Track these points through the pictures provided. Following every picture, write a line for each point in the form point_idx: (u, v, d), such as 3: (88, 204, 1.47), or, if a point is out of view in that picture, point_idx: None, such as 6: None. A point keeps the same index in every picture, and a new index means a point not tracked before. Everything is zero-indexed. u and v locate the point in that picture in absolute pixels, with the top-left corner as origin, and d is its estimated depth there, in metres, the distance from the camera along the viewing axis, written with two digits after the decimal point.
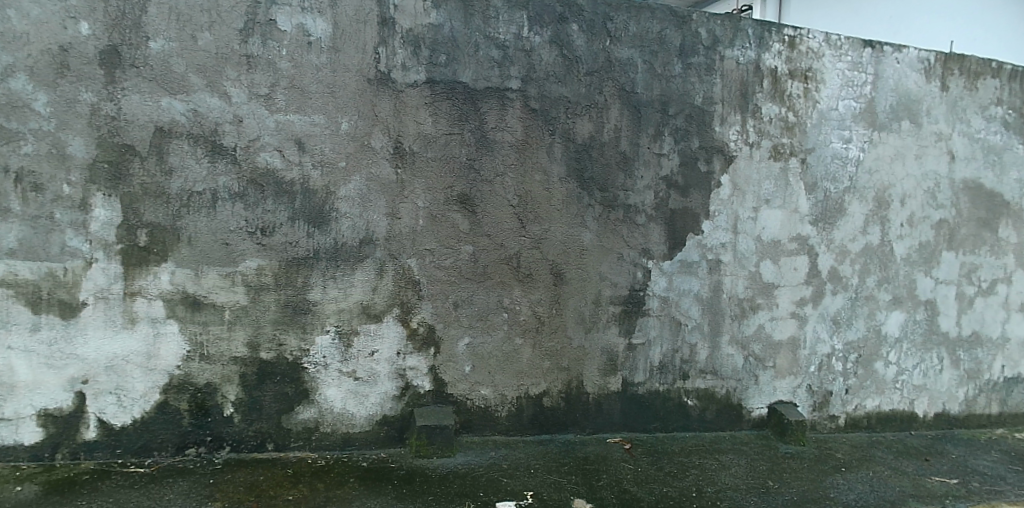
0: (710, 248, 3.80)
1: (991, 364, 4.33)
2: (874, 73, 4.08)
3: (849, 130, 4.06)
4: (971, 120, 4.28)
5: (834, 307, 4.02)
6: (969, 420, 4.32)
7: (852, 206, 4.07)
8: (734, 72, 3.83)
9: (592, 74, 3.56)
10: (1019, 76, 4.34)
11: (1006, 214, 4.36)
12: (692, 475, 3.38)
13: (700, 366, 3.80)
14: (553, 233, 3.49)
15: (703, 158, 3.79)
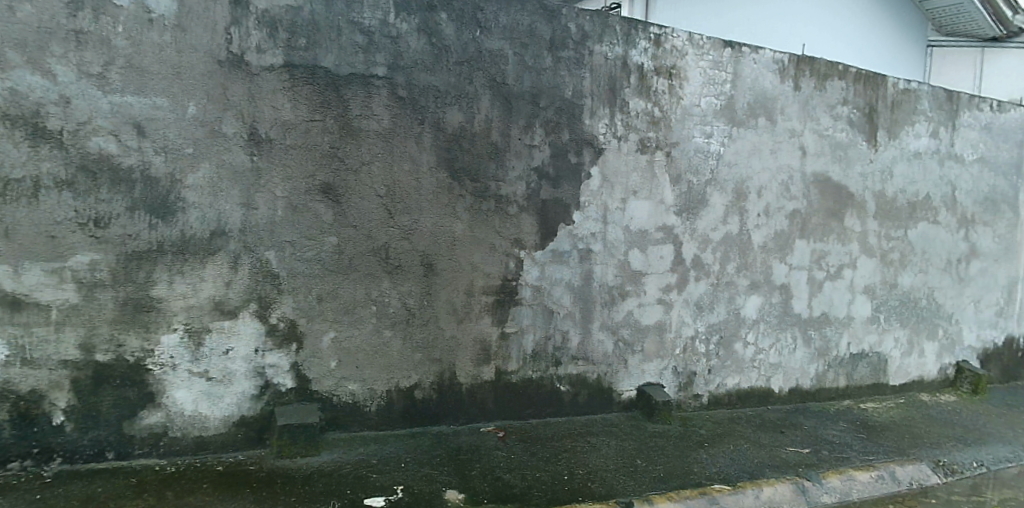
0: (580, 238, 3.88)
1: (839, 342, 4.67)
2: (733, 72, 4.30)
3: (711, 125, 4.26)
4: (820, 118, 4.59)
5: (698, 292, 4.21)
6: (820, 395, 4.65)
7: (713, 197, 4.27)
8: (603, 67, 3.92)
9: (462, 63, 3.53)
10: (862, 78, 4.70)
11: (850, 205, 4.71)
12: (564, 460, 3.46)
13: (573, 353, 3.87)
14: (423, 224, 3.44)
15: (573, 150, 3.86)
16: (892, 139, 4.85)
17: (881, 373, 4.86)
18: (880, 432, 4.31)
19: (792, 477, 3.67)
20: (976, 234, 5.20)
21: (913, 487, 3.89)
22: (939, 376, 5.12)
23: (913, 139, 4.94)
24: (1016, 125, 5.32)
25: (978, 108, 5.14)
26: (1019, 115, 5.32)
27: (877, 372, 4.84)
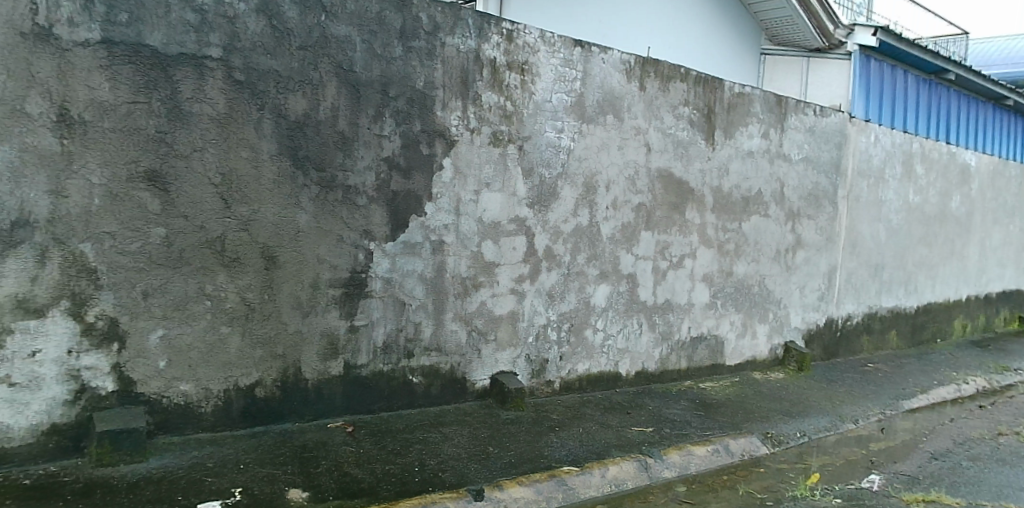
0: (432, 229, 3.89)
1: (681, 327, 4.97)
2: (582, 70, 4.46)
3: (561, 121, 4.39)
4: (664, 117, 4.87)
5: (549, 282, 4.34)
6: (664, 376, 4.93)
7: (563, 191, 4.42)
8: (455, 59, 3.93)
9: (306, 49, 3.42)
10: (701, 81, 5.02)
11: (691, 199, 5.03)
12: (415, 451, 3.47)
13: (425, 344, 3.88)
14: (264, 215, 3.32)
15: (424, 141, 3.84)
16: (728, 138, 5.22)
17: (719, 354, 5.22)
18: (717, 409, 4.63)
19: (635, 455, 3.90)
20: (802, 226, 5.68)
21: (744, 458, 4.22)
22: (770, 356, 5.57)
23: (746, 139, 5.33)
24: (834, 128, 5.86)
25: (802, 113, 5.63)
26: (837, 120, 5.87)
27: (715, 354, 5.20)
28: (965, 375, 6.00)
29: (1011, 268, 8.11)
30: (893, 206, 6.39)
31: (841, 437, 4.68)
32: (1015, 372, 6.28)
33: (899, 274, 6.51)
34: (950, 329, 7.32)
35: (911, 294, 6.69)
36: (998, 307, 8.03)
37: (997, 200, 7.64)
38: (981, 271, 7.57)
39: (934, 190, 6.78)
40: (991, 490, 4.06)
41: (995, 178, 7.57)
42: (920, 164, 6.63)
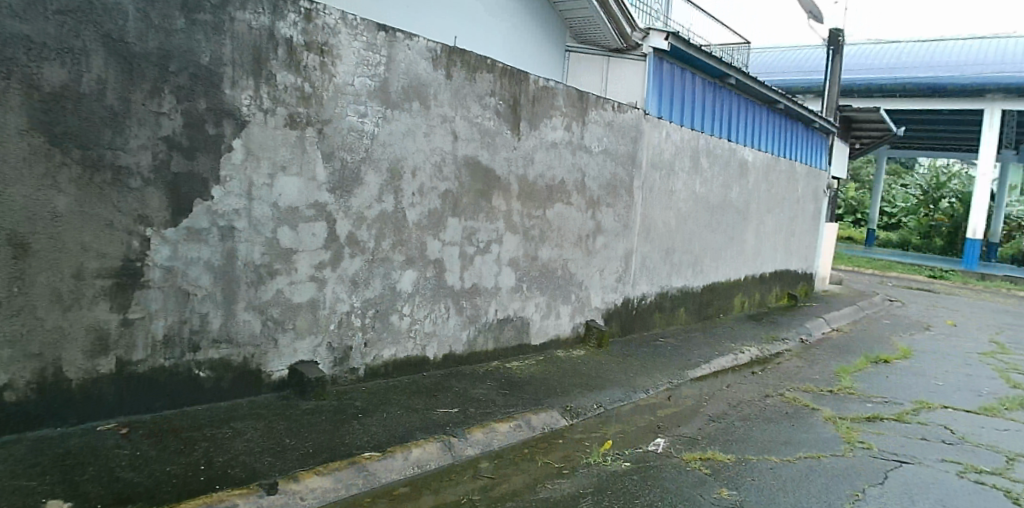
0: (221, 214, 3.68)
1: (487, 310, 5.11)
2: (387, 56, 4.38)
3: (365, 105, 4.29)
4: (470, 107, 4.92)
5: (351, 268, 4.28)
6: (472, 358, 5.06)
7: (367, 176, 4.33)
8: (246, 36, 3.71)
9: (65, 13, 3.11)
10: (507, 73, 5.13)
11: (498, 187, 5.13)
12: (201, 449, 3.30)
13: (213, 335, 3.73)
14: (11, 197, 3.02)
15: (211, 120, 3.60)
16: (532, 129, 5.38)
17: (525, 335, 5.44)
18: (521, 387, 4.83)
19: (440, 436, 3.97)
20: (602, 214, 6.03)
21: (544, 432, 4.44)
22: (572, 334, 5.89)
23: (550, 130, 5.53)
24: (631, 124, 6.26)
25: (602, 107, 5.94)
26: (634, 116, 6.27)
27: (521, 334, 5.42)
28: (741, 345, 6.72)
29: (781, 251, 9.21)
30: (683, 195, 6.97)
31: (632, 407, 5.05)
32: (781, 341, 7.16)
33: (687, 256, 7.15)
34: (731, 305, 8.19)
35: (698, 274, 7.39)
36: (770, 285, 9.10)
37: (769, 192, 8.61)
38: (756, 254, 8.52)
39: (717, 182, 7.49)
40: (757, 445, 4.60)
41: (768, 172, 8.53)
42: (705, 158, 7.27)
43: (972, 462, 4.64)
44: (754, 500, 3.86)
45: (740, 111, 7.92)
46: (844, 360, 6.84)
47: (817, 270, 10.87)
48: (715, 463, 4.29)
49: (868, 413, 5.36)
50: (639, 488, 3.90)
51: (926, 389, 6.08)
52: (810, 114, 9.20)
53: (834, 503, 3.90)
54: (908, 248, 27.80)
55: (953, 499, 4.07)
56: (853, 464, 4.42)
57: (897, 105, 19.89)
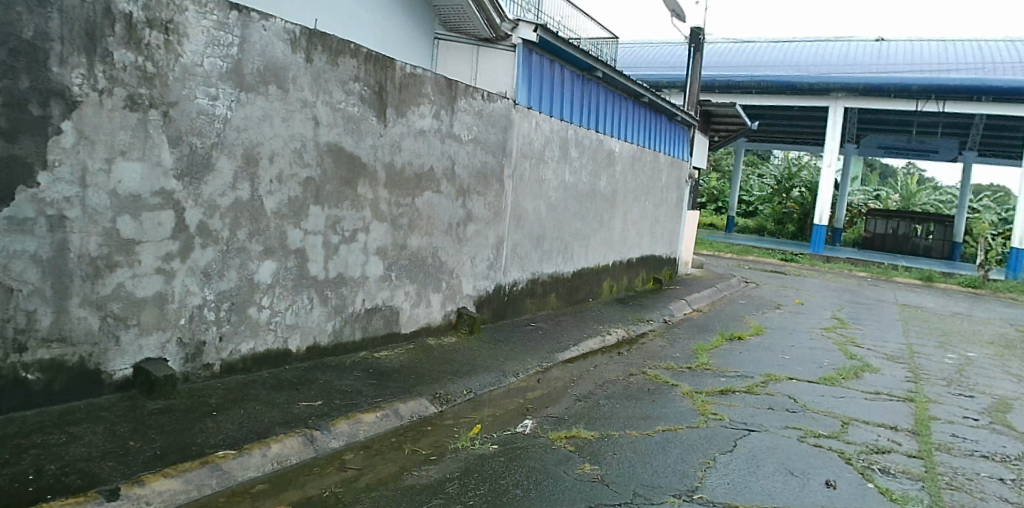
0: (49, 203, 3.39)
1: (354, 300, 5.02)
2: (240, 36, 4.13)
3: (215, 87, 4.04)
4: (332, 92, 4.73)
5: (203, 260, 4.06)
6: (338, 349, 4.95)
7: (220, 162, 4.10)
8: (76, 9, 3.41)
9: None
10: (372, 58, 4.99)
11: (363, 174, 5.01)
12: (29, 457, 3.04)
13: (43, 335, 3.42)
14: None
15: (35, 100, 3.30)
16: (399, 116, 5.27)
17: (394, 324, 5.40)
18: (389, 376, 4.78)
19: (301, 429, 3.85)
20: (472, 202, 6.05)
21: (412, 420, 4.42)
22: (443, 321, 5.90)
23: (418, 118, 5.44)
24: (501, 113, 6.29)
25: (471, 96, 5.92)
26: (504, 106, 6.31)
27: (390, 323, 5.36)
28: (609, 327, 7.00)
29: (646, 238, 9.66)
30: (552, 184, 7.13)
31: (502, 391, 5.13)
32: (646, 322, 7.53)
33: (557, 243, 7.34)
34: (599, 289, 8.50)
35: (567, 260, 7.61)
36: (637, 270, 9.54)
37: (635, 181, 8.99)
38: (622, 240, 8.89)
39: (586, 171, 7.72)
40: (619, 421, 4.80)
41: (633, 162, 8.91)
42: (574, 148, 7.47)
43: (812, 427, 5.06)
44: (615, 474, 4.02)
45: (606, 104, 8.17)
46: (702, 338, 7.28)
47: (680, 254, 11.50)
48: (580, 440, 4.44)
49: (722, 387, 5.72)
50: (505, 469, 3.96)
51: (772, 362, 6.58)
52: (671, 108, 9.67)
53: (688, 472, 4.14)
54: (764, 233, 30.03)
55: (792, 462, 4.43)
56: (706, 433, 4.71)
57: (754, 100, 21.30)
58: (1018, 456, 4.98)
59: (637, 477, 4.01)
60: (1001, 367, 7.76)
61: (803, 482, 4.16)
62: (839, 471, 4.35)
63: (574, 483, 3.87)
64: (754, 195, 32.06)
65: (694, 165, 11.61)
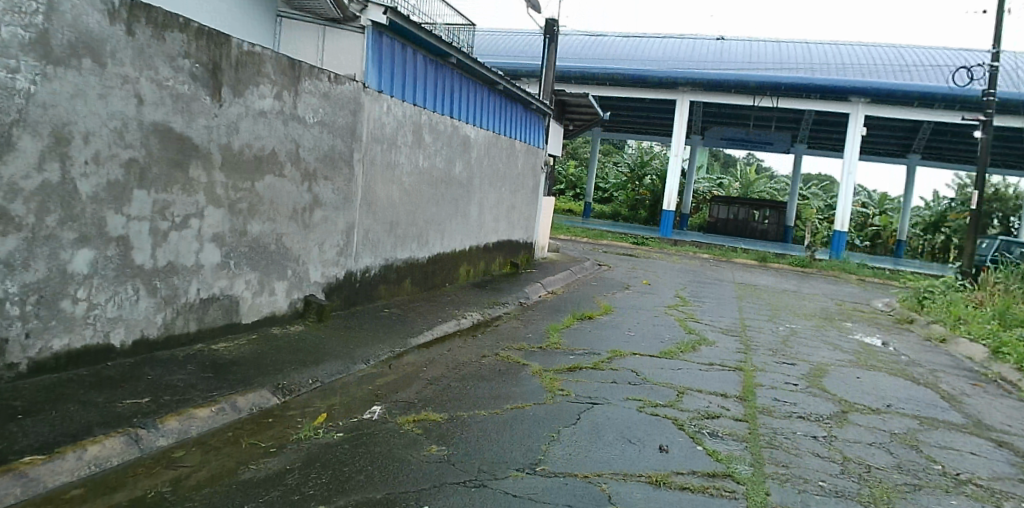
0: None
1: (187, 289, 4.74)
2: (45, 3, 3.71)
3: (15, 59, 3.62)
4: (159, 68, 4.39)
5: (4, 249, 3.65)
6: (170, 342, 4.67)
7: (22, 141, 3.69)
8: None
9: None
10: (205, 34, 4.69)
11: (195, 156, 4.72)
12: None
13: None
14: None
15: None
16: (236, 96, 5.01)
17: (233, 314, 5.16)
18: (226, 368, 4.58)
19: (123, 429, 3.59)
20: (319, 187, 5.88)
21: (252, 412, 4.26)
22: (289, 310, 5.72)
23: (257, 98, 5.20)
24: (350, 96, 6.15)
25: (317, 78, 5.74)
26: (352, 88, 6.17)
27: (229, 313, 5.12)
28: (464, 310, 7.08)
29: (503, 223, 9.87)
30: (406, 169, 7.09)
31: (351, 378, 5.05)
32: (502, 305, 7.69)
33: (412, 229, 7.31)
34: (456, 274, 8.60)
35: (423, 246, 7.61)
36: (494, 255, 9.74)
37: (490, 167, 9.15)
38: (479, 226, 9.03)
39: (441, 156, 7.74)
40: (469, 402, 4.87)
41: (489, 148, 9.05)
42: (428, 133, 7.46)
43: (650, 398, 5.37)
44: (461, 453, 4.06)
45: (460, 90, 8.21)
46: (555, 319, 7.54)
47: (536, 239, 11.86)
48: (428, 423, 4.46)
49: (570, 364, 5.95)
50: (349, 456, 3.90)
51: (618, 340, 6.95)
52: (525, 96, 9.88)
53: (533, 447, 4.25)
54: (619, 219, 31.72)
55: (631, 430, 4.67)
56: (552, 409, 4.88)
57: (608, 92, 22.21)
58: (827, 415, 5.58)
59: (483, 454, 4.07)
60: (818, 336, 8.66)
61: (639, 448, 4.41)
62: (673, 437, 4.64)
63: (419, 464, 3.87)
64: (610, 182, 33.48)
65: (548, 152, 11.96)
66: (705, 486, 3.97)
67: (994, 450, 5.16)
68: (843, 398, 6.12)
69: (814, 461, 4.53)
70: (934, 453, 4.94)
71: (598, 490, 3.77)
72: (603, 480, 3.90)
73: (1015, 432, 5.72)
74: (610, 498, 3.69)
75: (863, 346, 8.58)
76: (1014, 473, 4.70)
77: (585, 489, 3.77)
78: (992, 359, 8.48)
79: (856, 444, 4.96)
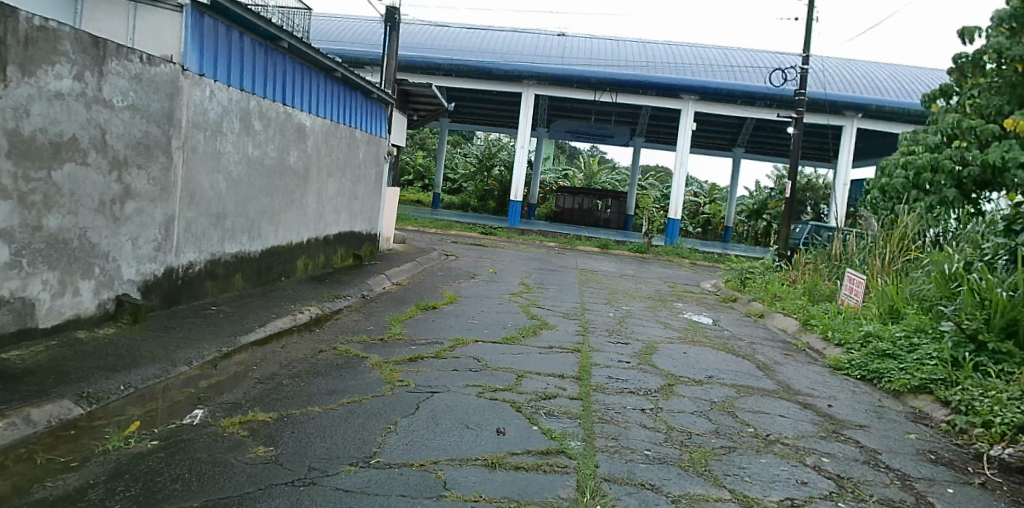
0: None
1: None
2: None
3: None
4: None
5: None
6: None
7: None
8: None
9: None
10: None
11: None
12: None
13: None
14: None
15: None
16: (26, 76, 4.45)
17: (28, 319, 4.62)
18: (19, 379, 4.11)
19: None
20: (130, 177, 5.40)
21: (50, 425, 3.84)
22: (98, 312, 5.22)
23: (53, 79, 4.65)
24: (166, 79, 5.69)
25: (126, 58, 5.26)
26: (169, 71, 5.71)
27: (23, 318, 4.58)
28: (301, 306, 7.04)
29: (344, 214, 10.04)
30: (233, 158, 6.74)
31: (172, 382, 4.73)
32: (342, 298, 7.79)
33: (241, 221, 7.01)
34: (294, 268, 8.52)
35: (254, 239, 7.36)
36: (334, 247, 9.82)
37: (329, 157, 9.17)
38: (315, 218, 8.93)
39: (272, 145, 7.50)
40: (301, 399, 4.74)
41: (327, 137, 9.02)
42: (258, 121, 7.17)
43: (490, 383, 5.46)
44: (290, 452, 3.90)
45: (292, 76, 7.92)
46: (397, 311, 7.66)
47: (380, 231, 12.15)
48: (255, 424, 4.27)
49: (411, 355, 5.96)
50: (164, 465, 3.63)
51: (460, 328, 7.08)
52: (361, 83, 9.73)
53: (368, 440, 4.15)
54: (469, 209, 32.21)
55: (469, 416, 4.69)
56: (389, 401, 4.83)
57: (454, 83, 22.31)
58: (655, 389, 5.95)
59: (314, 452, 3.93)
60: (651, 316, 9.27)
61: (477, 433, 4.42)
62: (509, 419, 4.71)
63: (243, 466, 3.68)
64: (459, 172, 33.80)
65: (390, 142, 12.01)
66: (538, 464, 4.05)
67: (798, 411, 5.77)
68: (670, 372, 6.57)
69: (641, 432, 4.81)
70: (747, 417, 5.44)
71: (434, 478, 3.73)
72: (438, 467, 3.86)
73: (816, 393, 6.44)
74: (445, 484, 3.66)
75: (691, 323, 9.30)
76: (813, 430, 5.27)
77: (420, 477, 3.72)
78: (801, 330, 9.49)
79: (680, 414, 5.33)
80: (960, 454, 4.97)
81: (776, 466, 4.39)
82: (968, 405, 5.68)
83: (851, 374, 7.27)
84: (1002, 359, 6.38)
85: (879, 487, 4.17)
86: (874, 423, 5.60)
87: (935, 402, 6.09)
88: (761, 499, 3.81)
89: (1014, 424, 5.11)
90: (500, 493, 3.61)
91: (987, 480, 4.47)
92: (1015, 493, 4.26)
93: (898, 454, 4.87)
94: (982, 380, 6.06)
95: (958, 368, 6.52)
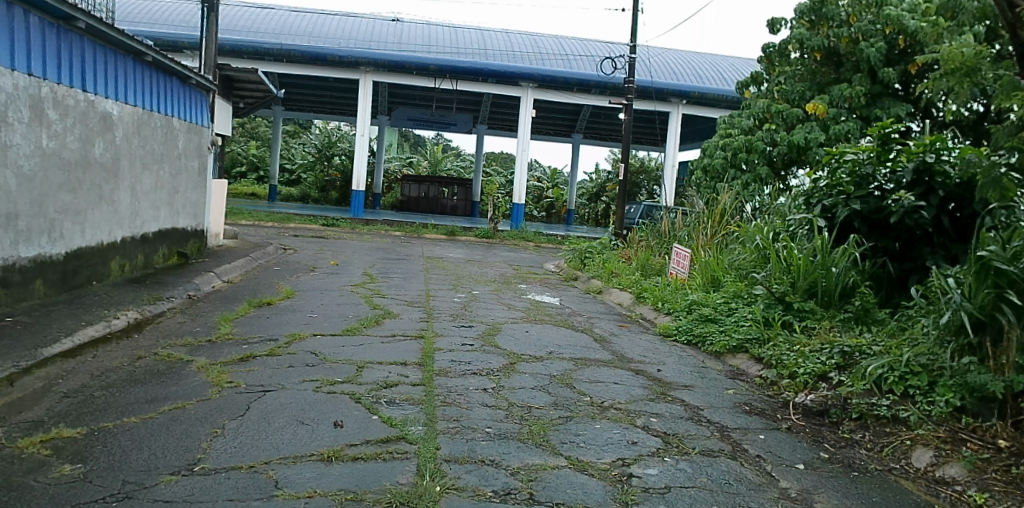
0: None
1: None
2: None
3: None
4: None
5: None
6: None
7: None
8: None
9: None
10: None
11: None
12: None
13: None
14: None
15: None
16: None
17: None
18: None
19: None
20: None
21: None
22: None
23: None
24: None
25: None
26: None
27: None
28: (116, 310, 6.53)
29: (164, 209, 9.34)
30: (23, 151, 6.03)
31: None
32: (164, 300, 7.32)
33: (38, 221, 6.31)
34: (108, 270, 7.86)
35: (55, 241, 6.66)
36: (155, 246, 9.17)
37: (142, 148, 8.49)
38: (128, 214, 8.23)
39: (72, 136, 6.81)
40: (115, 411, 4.40)
41: (139, 127, 8.36)
42: (52, 109, 6.48)
43: (326, 377, 5.31)
44: (101, 468, 3.58)
45: (90, 59, 7.18)
46: (228, 309, 7.38)
47: (208, 226, 11.46)
48: (59, 441, 3.89)
49: (241, 355, 5.73)
50: None
51: (297, 324, 6.86)
52: (173, 65, 9.04)
53: (192, 446, 3.91)
54: (310, 201, 31.17)
55: (304, 412, 4.54)
56: (216, 404, 4.58)
57: (285, 69, 21.39)
58: (497, 369, 6.06)
59: (128, 465, 3.63)
60: (495, 298, 9.46)
61: (312, 428, 4.28)
62: (348, 412, 4.57)
63: (44, 488, 3.32)
64: (298, 161, 32.91)
65: (214, 132, 11.34)
66: (377, 452, 3.93)
67: (629, 377, 6.17)
68: (512, 351, 6.74)
69: (482, 411, 4.84)
70: (584, 388, 5.71)
71: (264, 478, 3.53)
72: (269, 467, 3.67)
73: (647, 360, 6.90)
74: (276, 483, 3.47)
75: (533, 302, 9.64)
76: (643, 394, 5.65)
77: (249, 480, 3.51)
78: (636, 302, 10.10)
79: (520, 390, 5.47)
80: (770, 403, 5.54)
81: (609, 430, 4.66)
82: (778, 359, 6.30)
83: (680, 339, 7.84)
84: (805, 316, 7.15)
85: (699, 440, 4.56)
86: (698, 383, 6.10)
87: (750, 359, 6.72)
88: (595, 462, 4.02)
89: (814, 373, 5.76)
90: (335, 486, 3.45)
91: (793, 424, 5.03)
92: (815, 433, 4.84)
93: (717, 409, 5.34)
94: (788, 336, 6.76)
95: (769, 326, 7.23)
